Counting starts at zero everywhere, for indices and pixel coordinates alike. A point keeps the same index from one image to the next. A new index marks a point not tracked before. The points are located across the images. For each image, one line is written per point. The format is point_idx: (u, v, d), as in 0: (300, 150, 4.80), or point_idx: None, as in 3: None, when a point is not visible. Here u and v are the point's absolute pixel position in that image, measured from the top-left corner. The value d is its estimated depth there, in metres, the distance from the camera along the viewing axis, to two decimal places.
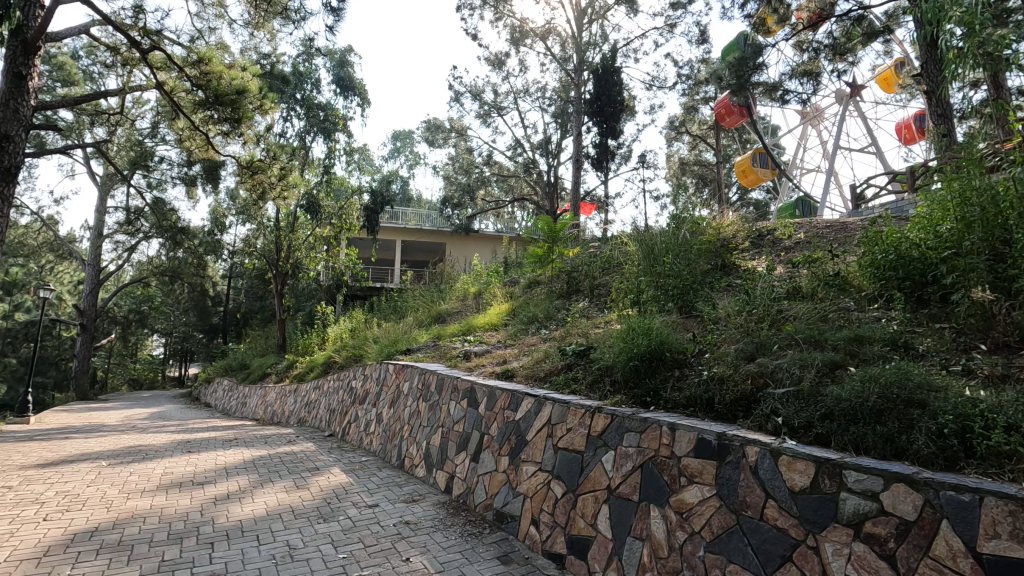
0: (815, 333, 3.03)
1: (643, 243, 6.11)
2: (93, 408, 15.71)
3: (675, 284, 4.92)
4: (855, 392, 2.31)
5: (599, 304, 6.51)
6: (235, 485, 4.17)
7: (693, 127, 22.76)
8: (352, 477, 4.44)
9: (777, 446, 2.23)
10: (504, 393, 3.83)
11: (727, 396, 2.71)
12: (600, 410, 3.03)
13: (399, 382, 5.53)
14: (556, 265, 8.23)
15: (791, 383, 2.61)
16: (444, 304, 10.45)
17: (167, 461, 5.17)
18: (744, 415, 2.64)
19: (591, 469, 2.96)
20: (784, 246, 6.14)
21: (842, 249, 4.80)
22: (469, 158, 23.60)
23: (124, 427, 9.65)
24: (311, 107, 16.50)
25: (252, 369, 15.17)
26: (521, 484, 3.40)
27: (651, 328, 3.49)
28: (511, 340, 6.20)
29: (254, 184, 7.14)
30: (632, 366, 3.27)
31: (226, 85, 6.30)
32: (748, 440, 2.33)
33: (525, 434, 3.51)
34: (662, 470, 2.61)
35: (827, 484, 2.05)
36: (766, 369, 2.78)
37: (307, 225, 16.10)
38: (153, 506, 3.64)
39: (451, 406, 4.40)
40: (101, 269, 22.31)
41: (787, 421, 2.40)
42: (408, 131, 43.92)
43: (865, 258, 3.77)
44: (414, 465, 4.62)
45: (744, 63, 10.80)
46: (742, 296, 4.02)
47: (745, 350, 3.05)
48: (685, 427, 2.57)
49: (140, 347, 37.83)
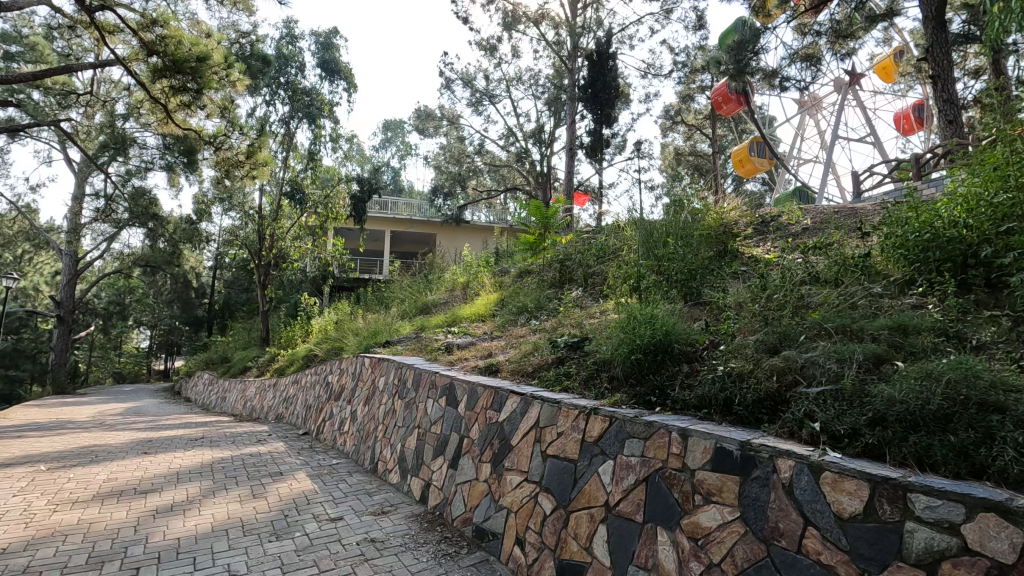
0: (848, 322, 2.59)
1: (643, 227, 5.66)
2: (68, 402, 15.09)
3: (680, 269, 4.45)
4: (912, 392, 1.87)
5: (594, 293, 6.04)
6: (183, 494, 3.68)
7: (688, 116, 22.23)
8: (318, 484, 3.95)
9: (817, 460, 1.80)
10: (486, 390, 3.38)
11: (748, 396, 2.25)
12: (597, 412, 2.57)
13: (375, 377, 5.05)
14: (548, 253, 7.80)
15: (829, 380, 2.16)
16: (431, 294, 10.00)
17: (116, 462, 4.67)
18: (769, 419, 2.18)
19: (585, 482, 2.51)
20: (792, 231, 5.76)
21: (859, 233, 4.37)
22: (461, 147, 22.90)
23: (90, 424, 9.08)
24: (296, 92, 15.89)
25: (234, 362, 14.62)
26: (504, 497, 2.94)
27: (655, 317, 3.04)
28: (499, 332, 5.75)
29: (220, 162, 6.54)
30: (634, 360, 2.82)
31: (186, 52, 5.69)
32: (781, 452, 1.89)
33: (510, 438, 3.05)
34: (672, 485, 2.15)
35: (884, 510, 1.61)
36: (794, 364, 2.32)
37: (292, 214, 15.54)
38: (79, 522, 3.16)
39: (428, 404, 3.94)
40: (79, 259, 21.55)
41: (826, 427, 1.95)
42: (399, 120, 43.02)
43: (894, 239, 3.37)
44: (387, 468, 4.16)
45: (743, 47, 10.32)
46: (756, 280, 3.58)
47: (766, 342, 2.60)
48: (700, 433, 2.12)
49: (125, 340, 36.91)
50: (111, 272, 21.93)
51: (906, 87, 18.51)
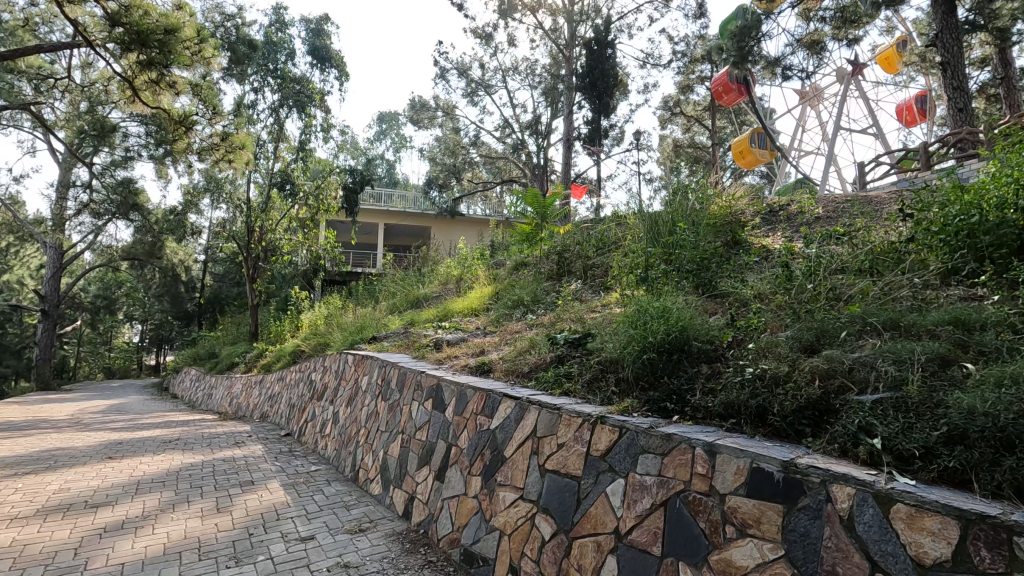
0: (897, 317, 2.23)
1: (647, 217, 5.27)
2: (50, 399, 14.68)
3: (692, 257, 4.08)
4: (1000, 402, 1.51)
5: (594, 285, 5.66)
6: (139, 507, 3.30)
7: (687, 108, 21.82)
8: (292, 495, 3.57)
9: (884, 489, 1.44)
10: (477, 393, 3.00)
11: (787, 404, 1.88)
12: (604, 421, 2.20)
13: (358, 376, 4.67)
14: (546, 245, 7.44)
15: (887, 387, 1.80)
16: (423, 288, 9.61)
17: (74, 469, 4.26)
18: (813, 432, 1.82)
19: (591, 504, 2.14)
20: (803, 221, 5.41)
21: (886, 222, 3.98)
22: (457, 139, 22.34)
23: (64, 423, 8.69)
24: (285, 79, 15.35)
25: (221, 358, 14.22)
26: (496, 517, 2.57)
27: (668, 309, 2.67)
28: (492, 327, 5.40)
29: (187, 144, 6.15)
30: (645, 360, 2.45)
31: (152, 23, 5.24)
32: (835, 477, 1.54)
33: (503, 449, 2.68)
34: (697, 514, 1.79)
35: (980, 558, 1.25)
36: (840, 366, 1.95)
37: (282, 206, 15.06)
38: (13, 544, 2.77)
39: (413, 407, 3.57)
40: (64, 252, 20.96)
41: (889, 443, 1.59)
42: (393, 113, 42.25)
43: (936, 222, 3.00)
44: (368, 478, 3.78)
45: (747, 33, 9.86)
46: (779, 266, 3.21)
47: (801, 340, 2.24)
48: (731, 450, 1.77)
49: (115, 334, 36.35)
50: (98, 266, 21.43)
51: (909, 78, 18.14)
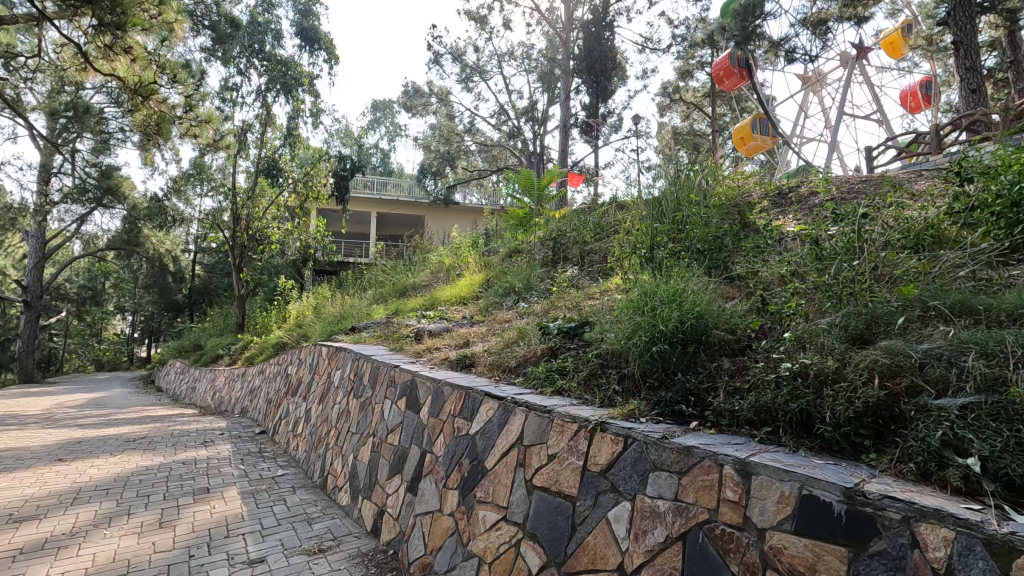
0: (967, 301, 1.81)
1: (648, 199, 4.85)
2: (29, 392, 14.22)
3: (703, 237, 3.72)
4: None
5: (591, 272, 5.22)
6: (67, 523, 2.86)
7: (686, 94, 21.26)
8: (248, 506, 3.14)
9: (999, 532, 1.02)
10: (455, 391, 2.59)
11: (841, 410, 1.46)
12: (605, 429, 1.78)
13: (331, 371, 4.26)
14: (540, 230, 7.02)
15: (975, 388, 1.38)
16: (412, 277, 9.14)
17: (14, 474, 3.82)
18: (877, 448, 1.40)
19: (589, 531, 1.72)
20: (815, 201, 5.00)
21: (915, 197, 3.58)
22: (451, 125, 21.66)
23: (32, 420, 8.20)
24: (273, 61, 14.78)
25: (206, 350, 13.75)
26: (475, 541, 2.16)
27: (679, 292, 2.25)
28: (481, 316, 4.98)
29: (148, 115, 5.69)
30: (655, 353, 2.04)
31: None
32: (929, 513, 1.11)
33: (483, 460, 2.26)
34: (728, 553, 1.37)
35: None
36: (908, 362, 1.53)
37: (270, 192, 14.42)
38: None
39: (385, 406, 3.16)
40: (47, 242, 20.35)
41: (991, 466, 1.17)
42: (388, 101, 41.53)
43: (991, 191, 2.57)
44: (337, 485, 3.37)
45: (751, 10, 9.30)
46: (808, 243, 2.82)
47: (847, 329, 1.83)
48: (773, 471, 1.35)
49: (105, 327, 35.65)
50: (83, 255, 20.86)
51: (914, 62, 17.62)
